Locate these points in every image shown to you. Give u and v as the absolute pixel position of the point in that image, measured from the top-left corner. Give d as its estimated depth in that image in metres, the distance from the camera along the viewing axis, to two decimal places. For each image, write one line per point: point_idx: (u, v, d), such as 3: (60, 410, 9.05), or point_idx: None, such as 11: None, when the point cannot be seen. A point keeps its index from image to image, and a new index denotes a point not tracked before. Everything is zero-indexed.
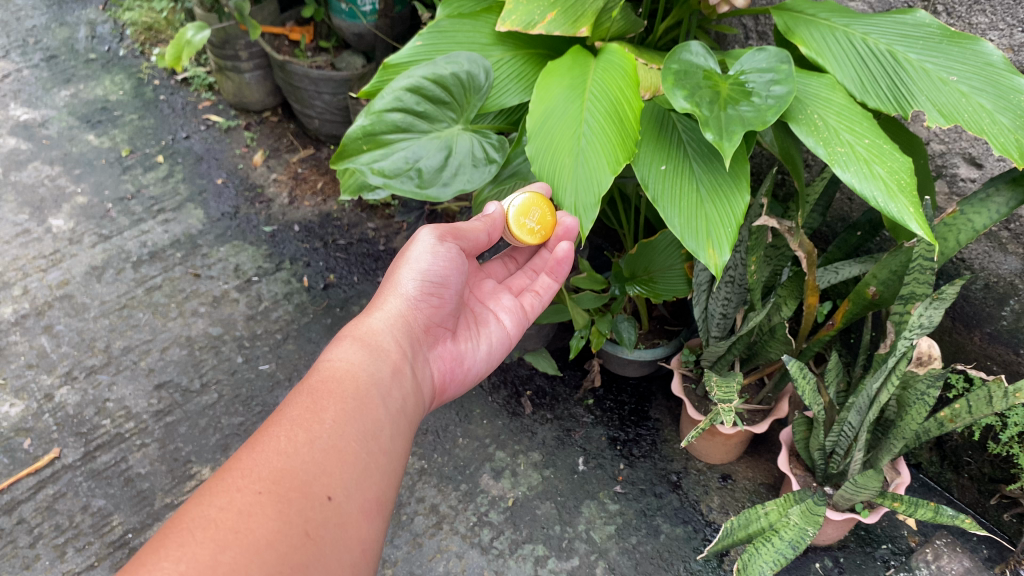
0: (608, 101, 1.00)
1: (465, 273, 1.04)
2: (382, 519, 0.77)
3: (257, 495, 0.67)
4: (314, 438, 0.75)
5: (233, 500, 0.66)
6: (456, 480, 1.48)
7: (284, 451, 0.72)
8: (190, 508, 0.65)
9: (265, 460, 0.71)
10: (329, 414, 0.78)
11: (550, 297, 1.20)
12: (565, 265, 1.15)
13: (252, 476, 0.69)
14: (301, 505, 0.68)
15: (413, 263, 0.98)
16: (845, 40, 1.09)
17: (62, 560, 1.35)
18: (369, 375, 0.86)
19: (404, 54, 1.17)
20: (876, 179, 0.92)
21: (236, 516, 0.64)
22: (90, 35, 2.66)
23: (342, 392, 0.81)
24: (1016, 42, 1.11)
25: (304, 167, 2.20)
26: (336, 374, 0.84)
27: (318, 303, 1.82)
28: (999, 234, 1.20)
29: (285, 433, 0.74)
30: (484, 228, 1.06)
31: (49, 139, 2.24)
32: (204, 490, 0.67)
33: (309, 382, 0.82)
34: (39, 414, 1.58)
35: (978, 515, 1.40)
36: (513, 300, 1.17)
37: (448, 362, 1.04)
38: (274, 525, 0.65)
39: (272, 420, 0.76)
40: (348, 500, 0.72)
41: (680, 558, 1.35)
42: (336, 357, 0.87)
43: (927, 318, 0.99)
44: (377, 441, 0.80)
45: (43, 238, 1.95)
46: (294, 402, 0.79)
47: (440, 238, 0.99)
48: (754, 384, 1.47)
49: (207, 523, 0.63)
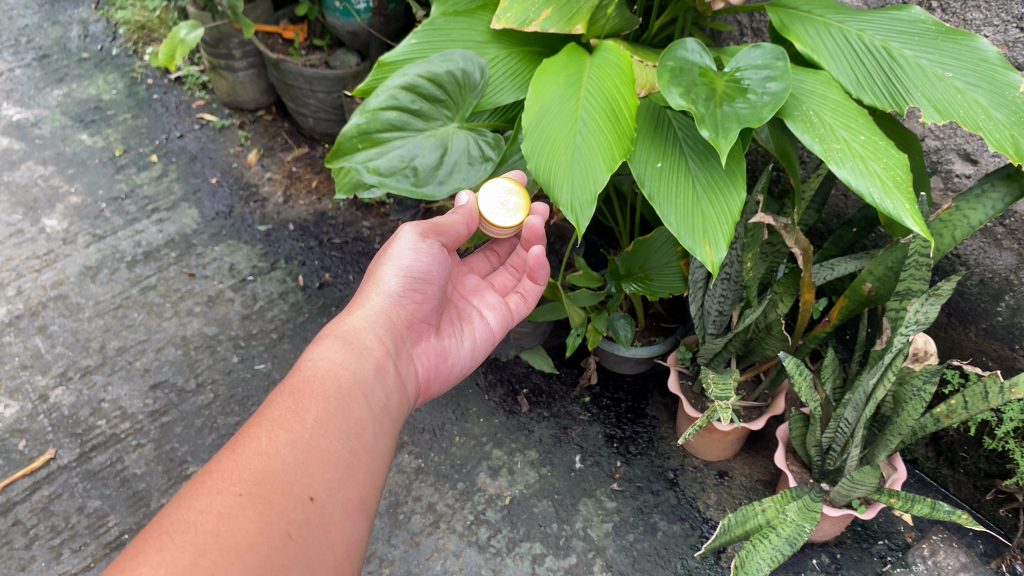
0: (604, 99, 0.99)
1: (448, 269, 1.04)
2: (367, 518, 0.76)
3: (238, 498, 0.67)
4: (295, 438, 0.74)
5: (213, 503, 0.66)
6: (453, 478, 1.48)
7: (265, 452, 0.72)
8: (170, 512, 0.65)
9: (245, 462, 0.70)
10: (311, 414, 0.78)
11: (535, 300, 1.22)
12: (539, 272, 1.14)
13: (232, 478, 0.68)
14: (282, 506, 0.68)
15: (396, 260, 0.98)
16: (841, 37, 1.09)
17: (58, 560, 1.35)
18: (351, 373, 0.85)
19: (398, 52, 1.17)
20: (872, 175, 0.92)
21: (216, 520, 0.64)
22: (83, 34, 2.65)
23: (324, 391, 0.81)
24: (1010, 38, 1.11)
25: (298, 166, 2.19)
26: (318, 373, 0.83)
27: (314, 302, 1.81)
28: (994, 230, 1.20)
29: (266, 434, 0.74)
30: (463, 223, 1.05)
31: (42, 138, 2.23)
32: (184, 494, 0.67)
33: (290, 382, 0.82)
34: (34, 415, 1.57)
35: (974, 510, 1.41)
36: (497, 299, 1.19)
37: (432, 358, 1.04)
38: (254, 527, 0.65)
39: (252, 421, 0.76)
40: (331, 500, 0.72)
41: (678, 555, 1.35)
42: (318, 356, 0.86)
43: (923, 314, 1.00)
44: (360, 440, 0.80)
45: (36, 238, 1.94)
46: (275, 403, 0.79)
47: (422, 235, 0.99)
48: (750, 380, 1.47)
49: (186, 527, 0.63)
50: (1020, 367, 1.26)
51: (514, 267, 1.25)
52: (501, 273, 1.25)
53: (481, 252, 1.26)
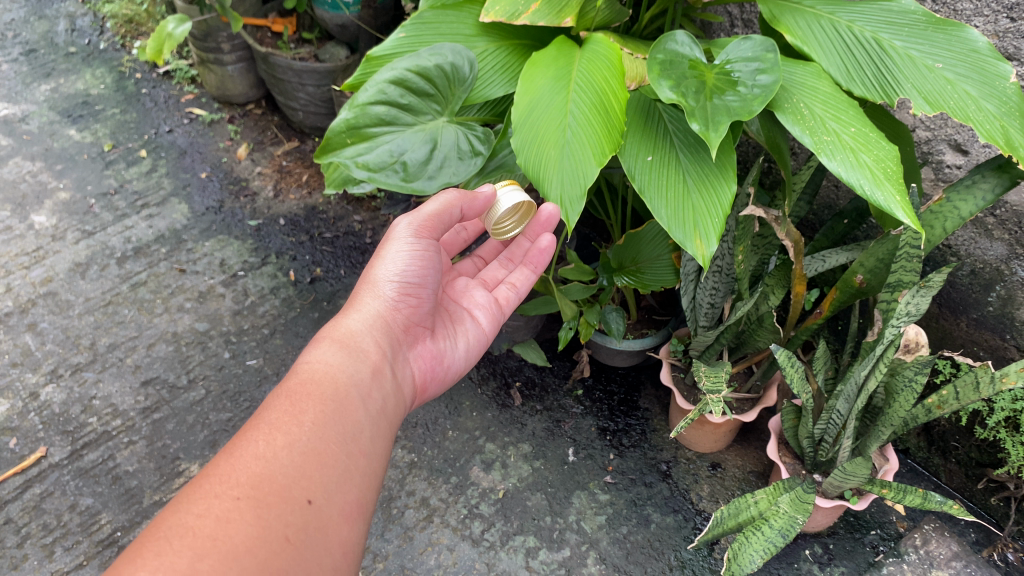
0: (593, 92, 0.99)
1: (441, 270, 1.03)
2: (364, 521, 0.77)
3: (236, 501, 0.66)
4: (293, 441, 0.74)
5: (211, 507, 0.65)
6: (446, 472, 1.48)
7: (263, 456, 0.71)
8: (168, 515, 0.64)
9: (243, 465, 0.70)
10: (309, 417, 0.77)
11: (528, 288, 1.21)
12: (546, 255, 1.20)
13: (230, 481, 0.68)
14: (280, 509, 0.68)
15: (389, 263, 0.96)
16: (830, 28, 1.09)
17: (51, 559, 1.34)
18: (348, 377, 0.85)
19: (386, 46, 1.15)
20: (863, 167, 0.91)
21: (214, 523, 0.64)
22: (69, 28, 2.62)
23: (322, 394, 0.81)
24: (1001, 28, 1.11)
25: (288, 160, 2.18)
26: (314, 376, 0.83)
27: (305, 297, 1.81)
28: (985, 221, 1.21)
29: (263, 437, 0.73)
30: (457, 203, 0.99)
31: (30, 134, 2.21)
32: (181, 497, 0.66)
33: (287, 385, 0.81)
34: (24, 413, 1.57)
35: (966, 499, 1.41)
36: (487, 296, 1.17)
37: (428, 361, 1.04)
38: (252, 531, 0.65)
39: (249, 424, 0.76)
40: (328, 503, 0.72)
41: (671, 547, 1.35)
42: (315, 359, 0.86)
43: (914, 305, 0.99)
44: (357, 442, 0.80)
45: (25, 235, 1.92)
46: (272, 405, 0.78)
47: (416, 234, 0.97)
48: (742, 372, 1.48)
49: (184, 531, 0.63)
50: (1010, 357, 1.26)
51: (508, 258, 1.23)
52: (493, 267, 1.23)
53: (469, 257, 1.26)
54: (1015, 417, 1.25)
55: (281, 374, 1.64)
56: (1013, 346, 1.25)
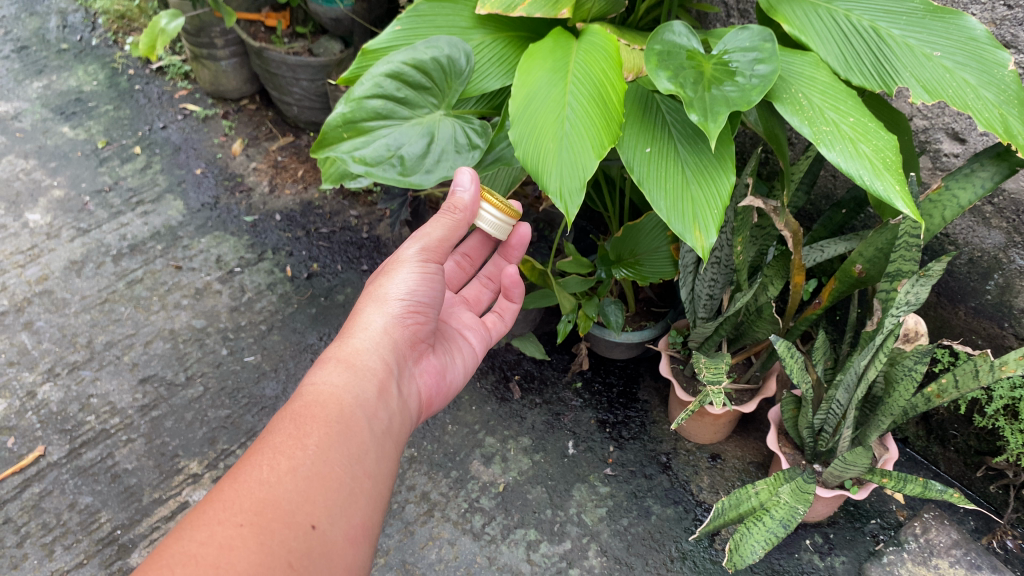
0: (591, 84, 0.98)
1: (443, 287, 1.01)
2: (368, 543, 0.77)
3: (238, 528, 0.66)
4: (297, 466, 0.74)
5: (213, 534, 0.65)
6: (446, 467, 1.47)
7: (267, 481, 0.71)
8: (171, 544, 0.64)
9: (246, 491, 0.70)
10: (313, 440, 0.77)
11: (512, 318, 1.25)
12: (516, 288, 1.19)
13: (234, 508, 0.68)
14: (283, 535, 0.68)
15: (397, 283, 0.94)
16: (828, 17, 1.08)
17: (50, 558, 1.34)
18: (354, 398, 0.84)
19: (382, 39, 1.14)
20: (862, 157, 0.91)
21: (217, 551, 0.64)
22: (61, 24, 2.60)
23: (326, 417, 0.80)
24: (998, 16, 1.11)
25: (283, 155, 2.17)
26: (319, 398, 0.82)
27: (302, 293, 1.80)
28: (983, 209, 1.20)
29: (267, 462, 0.73)
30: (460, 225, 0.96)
31: (23, 132, 2.19)
32: (185, 524, 0.66)
33: (292, 407, 0.80)
34: (22, 412, 1.56)
35: (964, 487, 1.42)
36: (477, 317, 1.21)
37: (433, 377, 1.04)
38: (255, 558, 0.65)
39: (254, 447, 0.75)
40: (332, 528, 0.73)
41: (672, 538, 1.36)
42: (321, 380, 0.84)
43: (913, 295, 1.00)
44: (362, 464, 0.80)
45: (20, 233, 1.91)
46: (277, 428, 0.78)
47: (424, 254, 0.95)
48: (741, 363, 1.47)
49: (187, 559, 0.63)
50: (1008, 345, 1.27)
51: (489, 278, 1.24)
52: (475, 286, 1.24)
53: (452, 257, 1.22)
54: (1013, 405, 1.25)
55: (280, 371, 1.63)
56: (1011, 334, 1.26)
